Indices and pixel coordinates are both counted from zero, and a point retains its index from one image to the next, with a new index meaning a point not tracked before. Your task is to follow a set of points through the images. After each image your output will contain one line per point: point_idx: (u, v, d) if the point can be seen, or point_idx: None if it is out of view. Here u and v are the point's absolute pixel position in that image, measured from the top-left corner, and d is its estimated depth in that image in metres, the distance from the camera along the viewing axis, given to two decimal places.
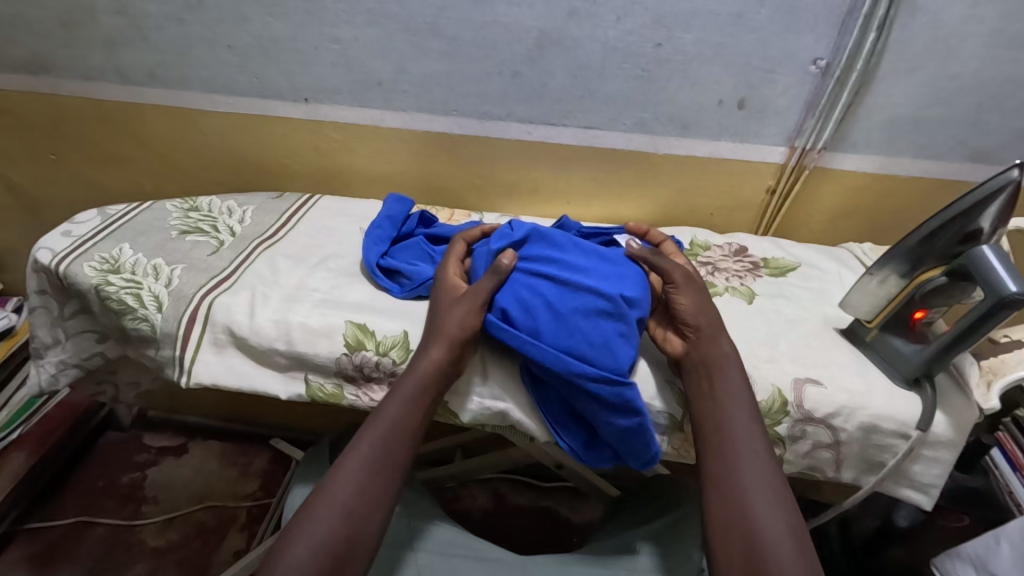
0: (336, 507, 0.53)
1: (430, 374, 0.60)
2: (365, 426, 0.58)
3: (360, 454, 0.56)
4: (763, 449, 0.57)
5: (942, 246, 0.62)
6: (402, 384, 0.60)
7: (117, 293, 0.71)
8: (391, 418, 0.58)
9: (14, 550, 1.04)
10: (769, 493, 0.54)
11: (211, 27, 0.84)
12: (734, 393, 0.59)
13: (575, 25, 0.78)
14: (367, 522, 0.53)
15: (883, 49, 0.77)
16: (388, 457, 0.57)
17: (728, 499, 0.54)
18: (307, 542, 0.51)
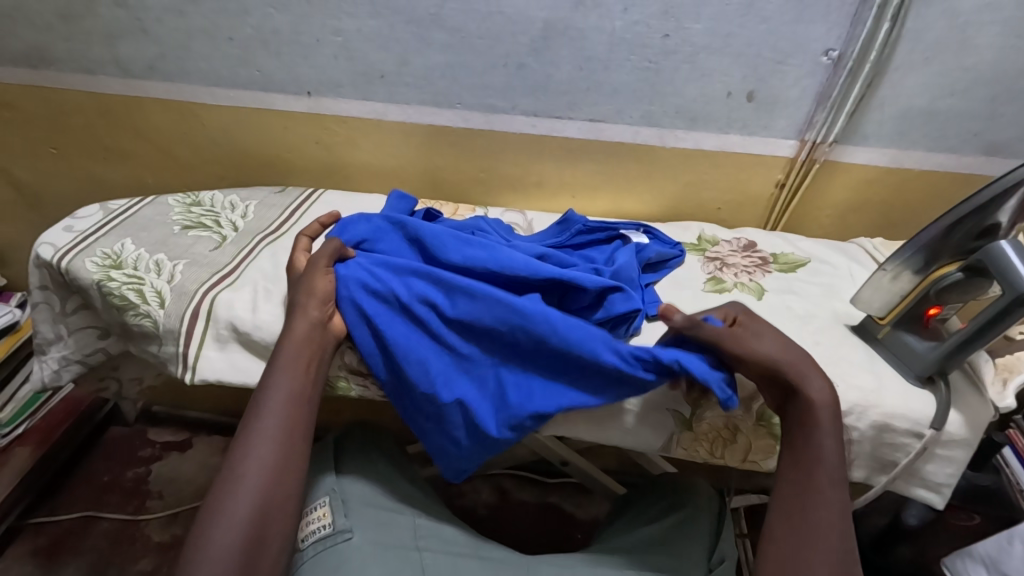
0: (253, 478, 0.53)
1: (305, 345, 0.60)
2: (254, 406, 0.57)
3: (261, 430, 0.55)
4: (843, 515, 0.54)
5: (958, 242, 0.60)
6: (282, 356, 0.59)
7: (119, 289, 0.70)
8: (283, 388, 0.57)
9: (19, 545, 1.04)
10: (836, 543, 0.53)
11: (212, 19, 0.82)
12: (823, 446, 0.56)
13: (581, 15, 0.77)
14: (283, 488, 0.54)
15: (897, 40, 0.75)
16: (290, 428, 0.56)
17: (795, 535, 0.54)
18: (231, 518, 0.51)
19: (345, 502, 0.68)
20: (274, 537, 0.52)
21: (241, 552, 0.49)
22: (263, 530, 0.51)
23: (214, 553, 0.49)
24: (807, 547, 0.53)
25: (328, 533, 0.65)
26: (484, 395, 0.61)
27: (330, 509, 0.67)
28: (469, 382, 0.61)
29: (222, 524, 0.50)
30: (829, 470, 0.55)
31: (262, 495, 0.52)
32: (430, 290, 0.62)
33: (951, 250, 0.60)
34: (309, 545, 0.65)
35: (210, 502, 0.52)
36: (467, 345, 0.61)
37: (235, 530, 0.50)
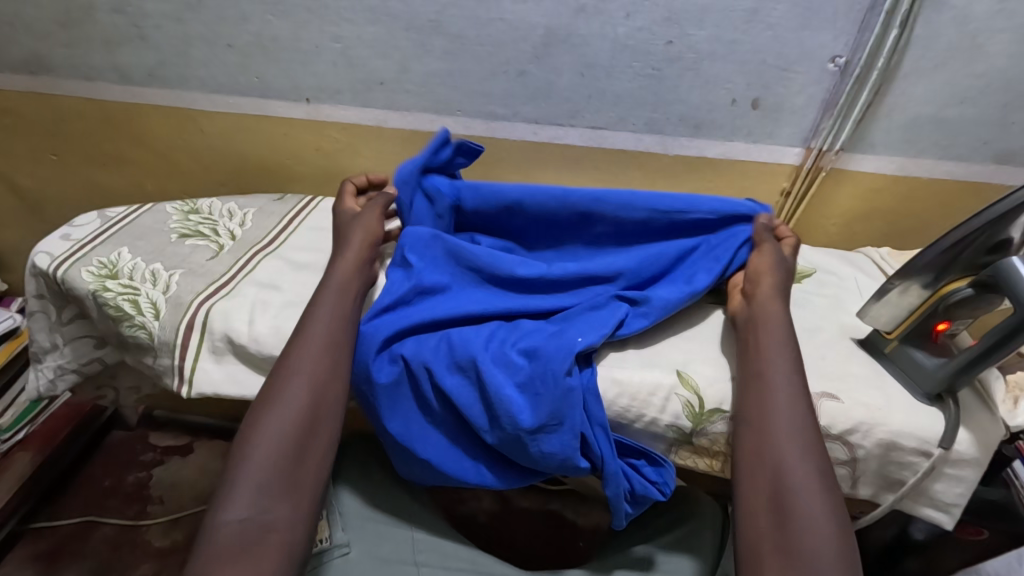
0: (297, 378, 0.59)
1: (344, 286, 0.66)
2: (302, 322, 0.63)
3: (303, 348, 0.61)
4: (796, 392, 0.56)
5: (969, 257, 0.58)
6: (328, 286, 0.66)
7: (114, 299, 0.69)
8: (326, 309, 0.63)
9: (19, 552, 1.03)
10: (803, 437, 0.53)
11: (210, 25, 0.82)
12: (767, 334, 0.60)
13: (583, 22, 0.75)
14: (333, 389, 0.60)
15: (906, 46, 0.74)
16: (334, 340, 0.62)
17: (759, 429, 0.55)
18: (279, 413, 0.57)
19: (342, 515, 0.68)
20: (326, 431, 0.58)
21: (290, 437, 0.56)
22: (313, 423, 0.57)
23: (266, 436, 0.55)
24: (772, 416, 0.54)
25: (325, 547, 0.65)
26: (451, 452, 0.62)
27: (327, 522, 0.67)
28: (462, 437, 0.62)
29: (274, 414, 0.57)
30: (776, 347, 0.59)
31: (310, 392, 0.58)
32: (432, 349, 0.62)
33: (961, 265, 0.58)
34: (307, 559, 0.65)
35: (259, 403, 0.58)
36: (441, 406, 0.61)
37: (285, 418, 0.57)
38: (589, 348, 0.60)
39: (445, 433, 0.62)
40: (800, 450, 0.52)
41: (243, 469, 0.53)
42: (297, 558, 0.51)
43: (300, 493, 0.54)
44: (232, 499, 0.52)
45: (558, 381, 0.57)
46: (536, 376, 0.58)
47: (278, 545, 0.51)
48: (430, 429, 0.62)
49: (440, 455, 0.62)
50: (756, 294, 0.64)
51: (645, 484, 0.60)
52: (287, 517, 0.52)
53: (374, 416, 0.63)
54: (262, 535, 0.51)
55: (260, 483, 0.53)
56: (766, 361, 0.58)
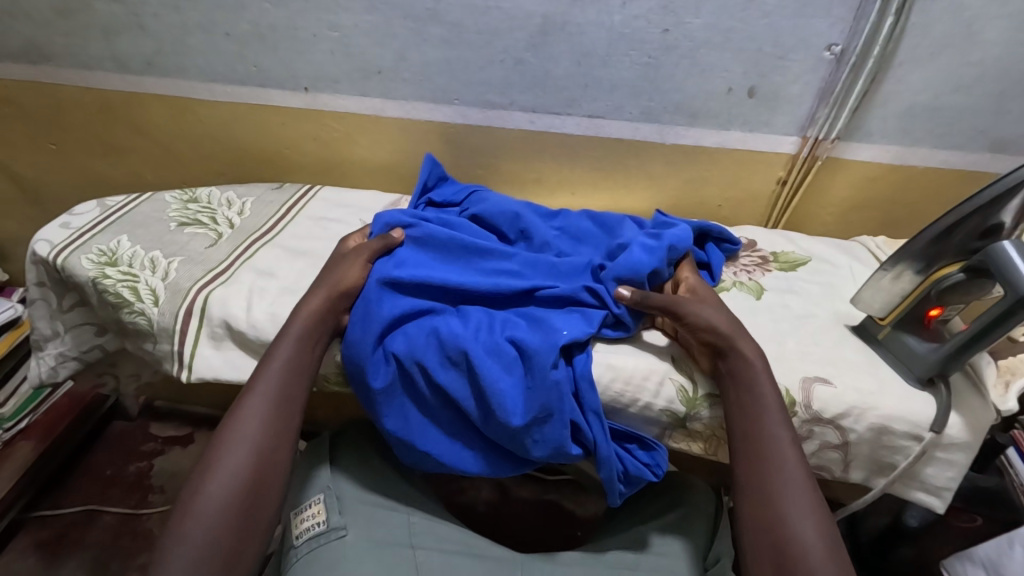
0: (248, 437, 0.57)
1: (310, 324, 0.63)
2: (261, 367, 0.61)
3: (256, 394, 0.59)
4: (800, 463, 0.55)
5: (960, 243, 0.58)
6: (289, 328, 0.63)
7: (114, 286, 0.70)
8: (280, 358, 0.61)
9: (23, 538, 1.05)
10: (805, 508, 0.52)
11: (208, 14, 0.82)
12: (759, 393, 0.57)
13: (579, 10, 0.75)
14: (279, 453, 0.57)
15: (903, 34, 0.74)
16: (284, 396, 0.60)
17: (763, 507, 0.53)
18: (227, 470, 0.55)
19: (340, 499, 0.68)
20: (270, 499, 0.56)
21: (230, 507, 0.53)
22: (257, 486, 0.55)
23: (206, 505, 0.53)
24: (775, 485, 0.54)
25: (323, 530, 0.65)
26: (450, 443, 0.63)
27: (324, 506, 0.67)
28: (461, 428, 0.63)
29: (215, 481, 0.54)
30: (767, 410, 0.57)
31: (254, 457, 0.56)
32: (423, 345, 0.61)
33: (952, 250, 0.59)
34: (303, 542, 0.65)
35: (209, 456, 0.56)
36: (438, 398, 0.62)
37: (227, 485, 0.54)
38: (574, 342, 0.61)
39: (445, 424, 0.63)
40: (805, 523, 0.51)
41: (183, 538, 0.52)
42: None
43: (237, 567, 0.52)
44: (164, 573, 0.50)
45: (545, 375, 0.57)
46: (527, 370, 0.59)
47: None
48: (430, 422, 0.63)
49: (440, 447, 0.63)
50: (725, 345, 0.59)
51: (639, 466, 0.61)
52: None
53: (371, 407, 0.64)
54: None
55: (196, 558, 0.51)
56: (760, 426, 0.56)
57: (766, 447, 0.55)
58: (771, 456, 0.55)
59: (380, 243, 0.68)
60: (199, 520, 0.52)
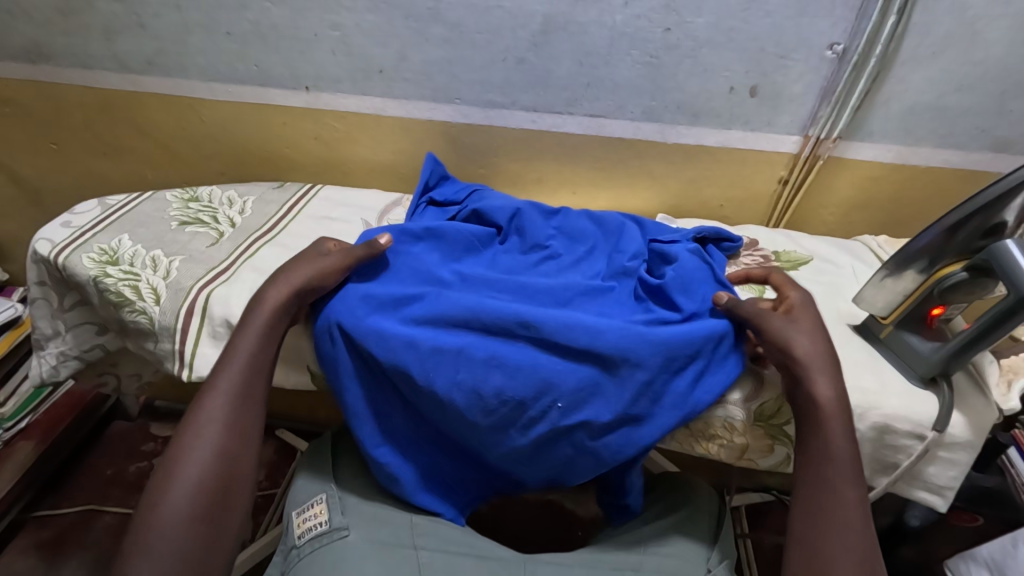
0: (210, 437, 0.55)
1: (269, 322, 0.63)
2: (219, 365, 0.60)
3: (218, 394, 0.58)
4: (863, 517, 0.52)
5: (962, 242, 0.58)
6: (249, 326, 0.62)
7: (116, 285, 0.70)
8: (242, 355, 0.60)
9: (23, 539, 1.04)
10: (859, 564, 0.50)
11: (209, 13, 0.82)
12: (831, 440, 0.55)
13: (581, 10, 0.75)
14: (244, 453, 0.57)
15: (904, 34, 0.74)
16: (245, 393, 0.59)
17: (811, 557, 0.51)
18: (190, 471, 0.53)
19: (341, 500, 0.67)
20: (236, 504, 0.55)
21: (197, 512, 0.52)
22: (223, 488, 0.54)
23: (170, 515, 0.51)
24: (826, 537, 0.51)
25: (325, 531, 0.64)
26: (403, 456, 0.67)
27: (327, 507, 0.66)
28: (413, 441, 0.68)
29: (179, 485, 0.53)
30: (838, 457, 0.54)
31: (217, 460, 0.55)
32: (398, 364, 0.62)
33: (956, 249, 0.59)
34: (304, 543, 0.64)
35: (168, 459, 0.54)
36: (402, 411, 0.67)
37: (190, 489, 0.53)
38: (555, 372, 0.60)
39: (400, 436, 0.67)
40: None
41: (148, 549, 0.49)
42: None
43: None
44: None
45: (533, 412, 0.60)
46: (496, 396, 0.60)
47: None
48: (388, 436, 0.67)
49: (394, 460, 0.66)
50: (808, 378, 0.57)
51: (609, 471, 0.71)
52: None
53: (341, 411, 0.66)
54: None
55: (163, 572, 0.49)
56: (825, 475, 0.54)
57: (822, 493, 0.53)
58: (832, 504, 0.52)
59: (364, 249, 0.68)
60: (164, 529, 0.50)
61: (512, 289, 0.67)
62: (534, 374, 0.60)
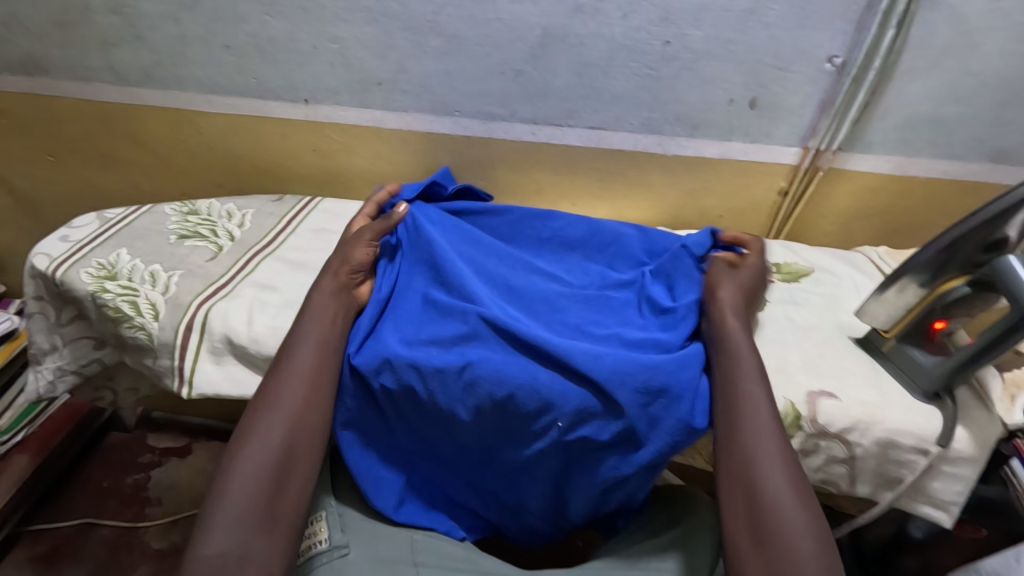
0: (283, 402, 0.58)
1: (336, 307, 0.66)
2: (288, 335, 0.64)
3: (287, 361, 0.62)
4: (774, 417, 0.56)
5: (965, 256, 0.58)
6: (314, 301, 0.66)
7: (113, 300, 0.69)
8: (308, 329, 0.63)
9: (18, 553, 1.03)
10: (781, 459, 0.53)
11: (208, 26, 0.82)
12: (742, 354, 0.60)
13: (580, 22, 0.75)
14: (310, 415, 0.59)
15: (902, 46, 0.74)
16: (315, 364, 0.61)
17: (741, 462, 0.54)
18: (271, 428, 0.57)
19: (341, 516, 0.66)
20: (303, 461, 0.57)
21: (271, 466, 0.55)
22: (292, 447, 0.57)
23: (242, 466, 0.54)
24: (752, 439, 0.55)
25: (325, 549, 0.63)
26: (385, 472, 0.67)
27: (327, 524, 0.65)
28: (403, 455, 0.67)
29: (256, 442, 0.56)
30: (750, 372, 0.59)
31: (289, 421, 0.58)
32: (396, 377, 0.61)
33: (958, 264, 0.59)
34: (305, 561, 0.63)
35: (249, 418, 0.58)
36: (403, 428, 0.65)
37: (265, 447, 0.56)
38: (549, 384, 0.59)
39: (393, 449, 0.67)
40: (780, 469, 0.53)
41: (232, 490, 0.53)
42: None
43: (279, 524, 0.53)
44: (208, 533, 0.51)
45: (515, 415, 0.60)
46: (483, 406, 0.60)
47: None
48: (375, 450, 0.66)
49: (377, 473, 0.66)
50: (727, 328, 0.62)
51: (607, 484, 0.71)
52: (272, 547, 0.52)
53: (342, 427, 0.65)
54: (241, 569, 0.49)
55: (237, 516, 0.51)
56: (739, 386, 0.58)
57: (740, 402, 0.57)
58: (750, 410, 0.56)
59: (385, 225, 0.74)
60: (243, 478, 0.54)
61: (520, 304, 0.67)
62: (529, 377, 0.59)
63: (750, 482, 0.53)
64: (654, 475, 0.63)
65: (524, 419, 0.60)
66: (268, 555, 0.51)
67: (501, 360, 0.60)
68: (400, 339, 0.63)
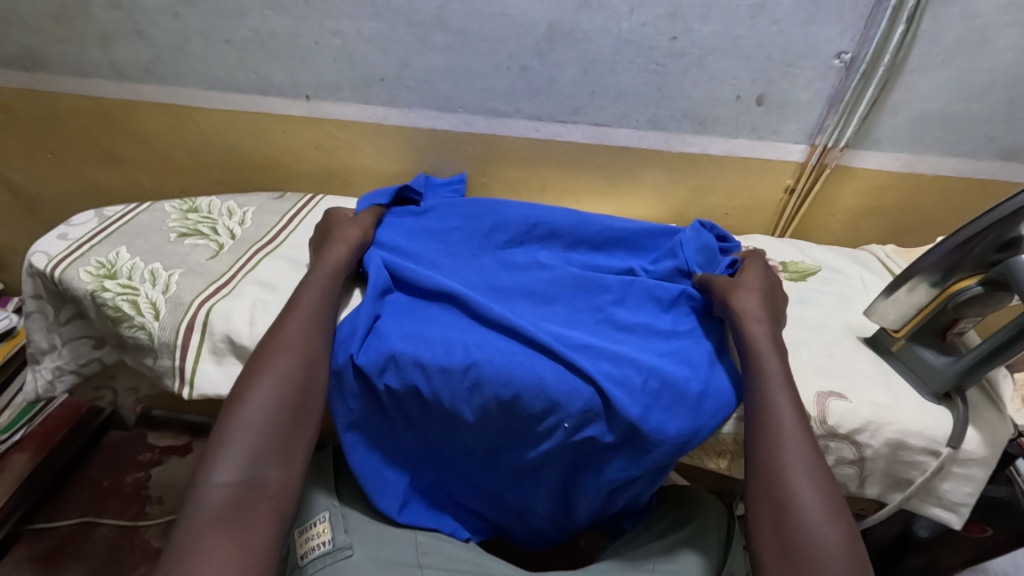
0: (293, 349, 0.59)
1: (332, 275, 0.67)
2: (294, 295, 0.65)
3: (295, 316, 0.62)
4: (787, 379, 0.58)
5: (978, 255, 0.57)
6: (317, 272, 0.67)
7: (113, 299, 0.69)
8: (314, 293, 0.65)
9: (18, 552, 1.02)
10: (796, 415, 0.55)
11: (208, 21, 0.80)
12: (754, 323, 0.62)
13: (586, 17, 0.74)
14: (318, 365, 0.60)
15: (913, 42, 0.73)
16: (316, 325, 0.62)
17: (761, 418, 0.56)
18: (283, 370, 0.57)
19: (345, 517, 0.65)
20: (312, 406, 0.58)
21: (285, 405, 0.55)
22: (304, 391, 0.57)
23: (253, 410, 0.54)
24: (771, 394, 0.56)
25: (328, 551, 0.62)
26: (388, 474, 0.66)
27: (330, 525, 0.64)
28: (404, 457, 0.67)
29: (268, 383, 0.56)
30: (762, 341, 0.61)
31: (302, 366, 0.58)
32: (400, 375, 0.60)
33: (970, 263, 0.58)
34: (307, 563, 0.62)
35: (256, 364, 0.58)
36: (406, 428, 0.65)
37: (279, 387, 0.56)
38: (555, 384, 0.58)
39: (396, 450, 0.66)
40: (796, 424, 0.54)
41: (244, 424, 0.53)
42: (286, 522, 0.51)
43: (292, 460, 0.53)
44: (222, 463, 0.50)
45: (520, 415, 0.59)
46: (487, 406, 0.59)
47: (273, 508, 0.50)
48: (378, 451, 0.66)
49: (378, 477, 0.65)
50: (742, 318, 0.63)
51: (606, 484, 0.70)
52: (286, 479, 0.52)
53: (343, 428, 0.64)
54: (257, 497, 0.49)
55: (253, 447, 0.51)
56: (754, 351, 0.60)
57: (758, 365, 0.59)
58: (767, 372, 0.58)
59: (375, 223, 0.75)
60: (256, 415, 0.54)
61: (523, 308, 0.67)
62: (537, 377, 0.58)
63: (773, 433, 0.54)
64: (660, 477, 0.63)
65: (528, 421, 0.59)
66: (282, 486, 0.51)
67: (509, 358, 0.60)
68: (404, 338, 0.62)
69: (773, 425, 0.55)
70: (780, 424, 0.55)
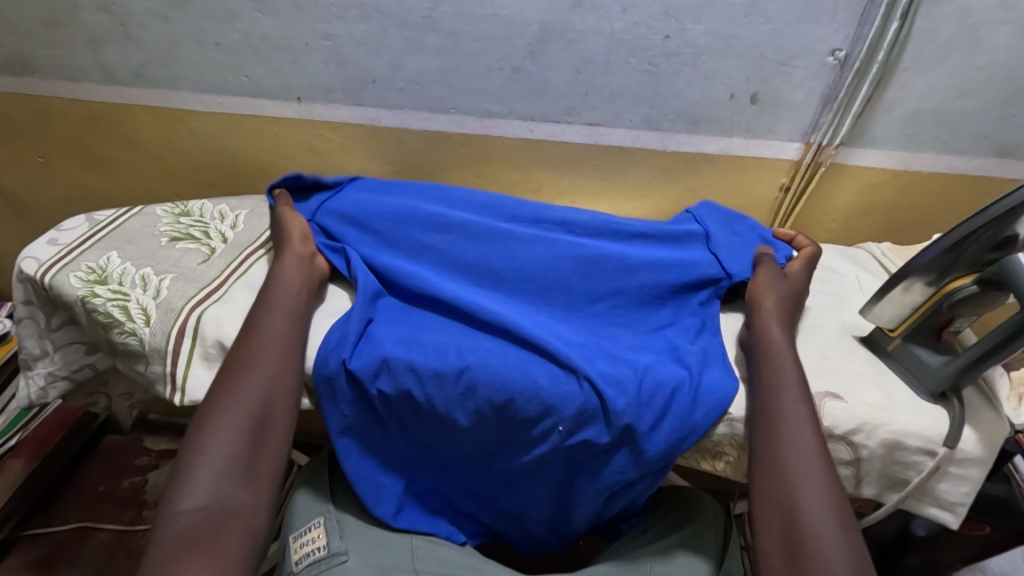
0: (258, 365, 0.59)
1: (299, 282, 0.67)
2: (262, 303, 0.64)
3: (259, 329, 0.61)
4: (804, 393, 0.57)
5: (973, 255, 0.57)
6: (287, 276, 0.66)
7: (104, 305, 0.68)
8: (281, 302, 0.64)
9: (12, 558, 1.02)
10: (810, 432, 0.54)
11: (198, 24, 0.80)
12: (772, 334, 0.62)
13: (578, 17, 0.74)
14: (286, 378, 0.59)
15: (907, 39, 0.72)
16: (282, 336, 0.61)
17: (769, 434, 0.55)
18: (249, 388, 0.57)
19: (340, 523, 0.65)
20: (279, 422, 0.57)
21: (250, 425, 0.55)
22: (267, 407, 0.57)
23: (220, 431, 0.54)
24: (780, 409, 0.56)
25: (323, 556, 0.62)
26: (382, 479, 0.65)
27: (325, 531, 0.64)
28: (398, 461, 0.66)
29: (232, 403, 0.56)
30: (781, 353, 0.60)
31: (268, 382, 0.58)
32: (394, 381, 0.60)
33: (965, 263, 0.58)
34: (302, 569, 0.62)
35: (223, 382, 0.58)
36: (399, 431, 0.64)
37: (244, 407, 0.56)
38: (551, 388, 0.58)
39: (390, 454, 0.66)
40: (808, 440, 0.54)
41: (211, 446, 0.53)
42: (258, 543, 0.51)
43: (258, 481, 0.53)
44: (189, 489, 0.51)
45: (515, 420, 0.59)
46: (483, 411, 0.59)
47: (243, 531, 0.50)
48: (372, 455, 0.65)
49: (373, 482, 0.65)
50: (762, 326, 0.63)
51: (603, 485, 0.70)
52: (255, 500, 0.52)
53: (336, 433, 0.63)
54: (225, 521, 0.50)
55: (219, 470, 0.52)
56: (771, 364, 0.60)
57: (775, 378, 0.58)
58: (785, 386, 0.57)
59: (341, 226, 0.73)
60: (221, 435, 0.54)
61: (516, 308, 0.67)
62: (534, 381, 0.58)
63: (776, 454, 0.54)
64: (658, 479, 0.63)
65: (523, 425, 0.59)
66: (251, 508, 0.52)
67: (507, 364, 0.59)
68: (398, 343, 0.61)
69: (776, 442, 0.55)
70: (793, 436, 0.55)
